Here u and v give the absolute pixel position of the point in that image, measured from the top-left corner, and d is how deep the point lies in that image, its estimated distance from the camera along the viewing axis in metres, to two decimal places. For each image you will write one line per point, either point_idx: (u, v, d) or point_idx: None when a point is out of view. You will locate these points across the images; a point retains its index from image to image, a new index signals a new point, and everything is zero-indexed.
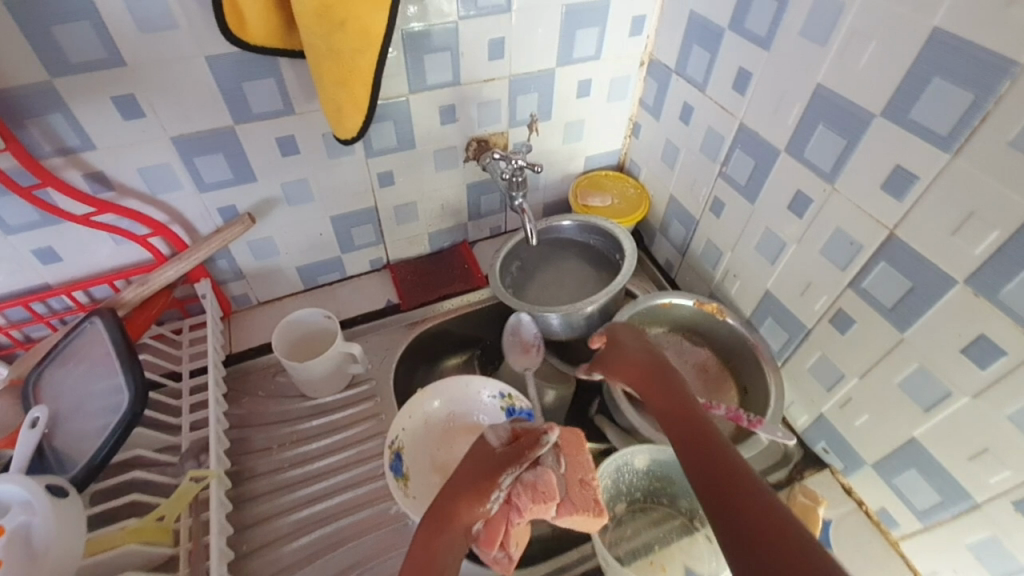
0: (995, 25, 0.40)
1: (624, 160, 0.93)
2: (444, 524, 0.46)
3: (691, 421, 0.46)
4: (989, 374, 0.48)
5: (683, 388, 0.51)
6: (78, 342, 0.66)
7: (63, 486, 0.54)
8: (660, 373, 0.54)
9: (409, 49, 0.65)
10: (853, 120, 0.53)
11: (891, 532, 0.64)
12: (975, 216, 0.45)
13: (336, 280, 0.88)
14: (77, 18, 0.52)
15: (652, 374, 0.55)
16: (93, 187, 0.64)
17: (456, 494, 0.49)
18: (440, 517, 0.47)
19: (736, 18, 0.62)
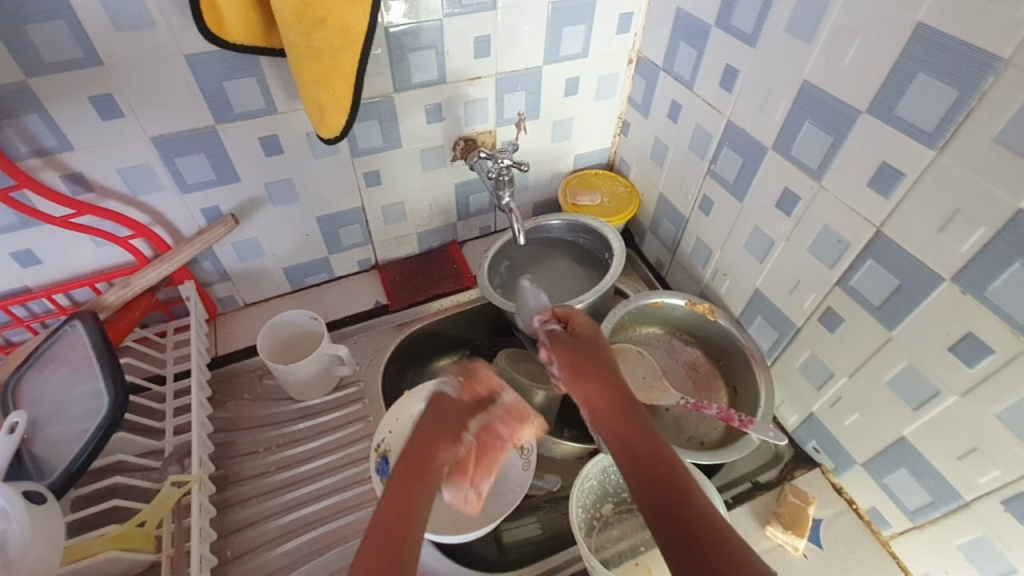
0: (978, 20, 0.40)
1: (614, 158, 0.92)
2: (419, 473, 0.46)
3: (626, 417, 0.44)
4: (977, 373, 0.48)
5: (616, 375, 0.49)
6: (58, 346, 0.65)
7: (42, 493, 0.53)
8: (590, 352, 0.51)
9: (392, 47, 0.65)
10: (839, 116, 0.52)
11: (882, 532, 0.63)
12: (962, 213, 0.45)
13: (324, 281, 0.87)
14: (51, 17, 0.51)
15: (581, 356, 0.51)
16: (72, 189, 0.63)
17: (431, 441, 0.48)
18: (414, 467, 0.46)
19: (723, 14, 0.61)
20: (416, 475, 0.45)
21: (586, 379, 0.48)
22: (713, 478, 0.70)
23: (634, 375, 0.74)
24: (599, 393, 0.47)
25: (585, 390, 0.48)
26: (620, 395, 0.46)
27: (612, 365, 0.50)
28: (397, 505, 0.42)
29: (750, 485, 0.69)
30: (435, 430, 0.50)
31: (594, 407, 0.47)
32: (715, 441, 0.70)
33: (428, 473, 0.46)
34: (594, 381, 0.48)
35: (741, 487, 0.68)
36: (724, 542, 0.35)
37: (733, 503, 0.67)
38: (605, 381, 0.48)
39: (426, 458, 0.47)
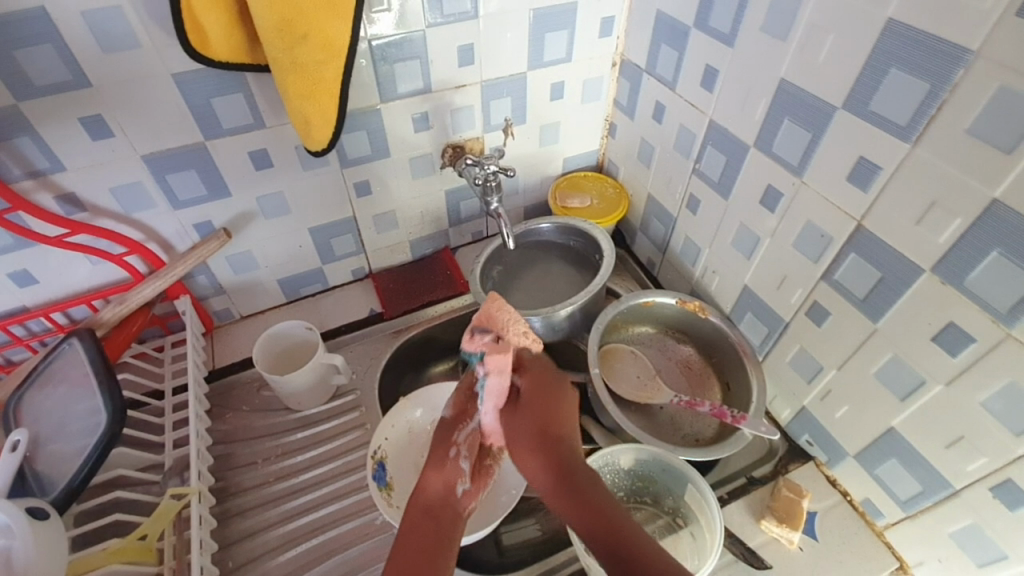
0: (945, 16, 0.41)
1: (602, 160, 0.93)
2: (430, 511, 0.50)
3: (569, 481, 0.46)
4: (961, 361, 0.48)
5: (559, 442, 0.48)
6: (57, 364, 0.66)
7: (45, 508, 0.54)
8: (534, 420, 0.49)
9: (377, 58, 0.65)
10: (816, 113, 0.53)
11: (876, 522, 0.64)
12: (938, 204, 0.45)
13: (319, 291, 0.88)
14: (38, 41, 0.52)
15: (530, 427, 0.49)
16: (66, 209, 0.64)
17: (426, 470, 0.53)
18: (422, 517, 0.49)
19: (701, 16, 0.62)
20: (428, 514, 0.49)
21: (533, 455, 0.48)
22: (708, 475, 0.70)
23: (628, 374, 0.76)
24: (547, 471, 0.46)
25: (536, 469, 0.47)
26: (563, 461, 0.46)
27: (557, 426, 0.49)
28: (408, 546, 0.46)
29: (744, 480, 0.69)
30: (435, 459, 0.53)
31: (545, 483, 0.47)
32: (710, 438, 0.70)
33: (442, 510, 0.50)
34: (537, 455, 0.48)
35: (735, 482, 0.69)
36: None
37: (729, 499, 0.67)
38: (553, 457, 0.47)
39: (432, 498, 0.51)
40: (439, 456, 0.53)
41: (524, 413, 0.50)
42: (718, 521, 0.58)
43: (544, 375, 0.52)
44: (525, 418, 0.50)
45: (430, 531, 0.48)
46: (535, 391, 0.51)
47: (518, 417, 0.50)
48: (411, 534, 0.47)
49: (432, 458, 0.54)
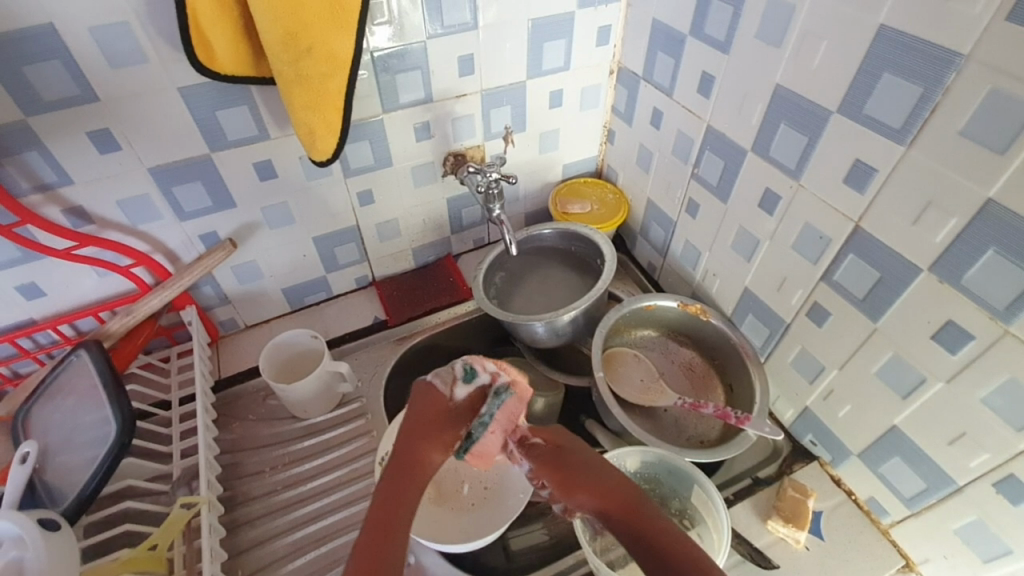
0: (935, 22, 0.42)
1: (602, 166, 0.94)
2: (410, 483, 0.49)
3: (610, 493, 0.50)
4: (960, 358, 0.49)
5: (599, 470, 0.52)
6: (65, 376, 0.67)
7: (55, 519, 0.54)
8: (573, 462, 0.54)
9: (378, 69, 0.66)
10: (812, 118, 0.54)
11: (881, 521, 0.64)
12: (934, 204, 0.46)
13: (323, 299, 0.89)
14: (48, 58, 0.53)
15: (566, 468, 0.53)
16: (73, 222, 0.64)
17: (414, 445, 0.51)
18: (402, 489, 0.48)
19: (696, 24, 0.63)
20: (407, 488, 0.48)
21: (576, 490, 0.51)
22: (715, 476, 0.71)
23: (631, 377, 0.76)
24: (590, 500, 0.50)
25: (578, 501, 0.52)
26: (606, 486, 0.51)
27: (595, 461, 0.53)
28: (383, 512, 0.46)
29: (750, 481, 0.69)
30: (426, 434, 0.52)
31: (596, 511, 0.50)
32: (714, 440, 0.71)
33: (417, 482, 0.49)
34: (579, 485, 0.51)
35: (741, 483, 0.69)
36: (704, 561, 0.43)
37: (735, 500, 0.67)
38: (594, 484, 0.51)
39: (415, 465, 0.50)
40: (441, 436, 0.52)
41: (560, 452, 0.55)
42: (725, 521, 0.59)
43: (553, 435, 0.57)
44: (558, 457, 0.54)
45: (404, 498, 0.48)
46: (564, 446, 0.55)
47: (555, 461, 0.54)
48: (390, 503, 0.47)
49: (431, 433, 0.52)
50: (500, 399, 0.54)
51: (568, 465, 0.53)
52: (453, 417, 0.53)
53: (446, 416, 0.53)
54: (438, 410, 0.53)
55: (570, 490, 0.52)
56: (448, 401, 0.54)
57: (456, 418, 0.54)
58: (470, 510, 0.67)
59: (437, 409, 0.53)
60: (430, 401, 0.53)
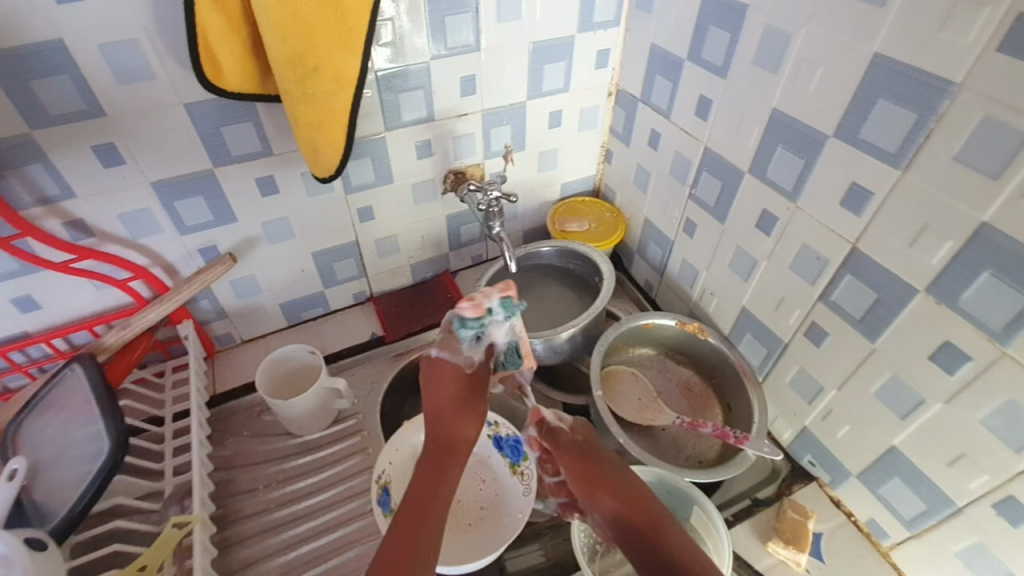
0: (929, 50, 0.43)
1: (600, 185, 0.95)
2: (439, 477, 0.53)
3: (614, 487, 0.53)
4: (958, 380, 0.49)
5: (626, 480, 0.53)
6: (59, 390, 0.66)
7: (43, 537, 0.54)
8: (598, 460, 0.55)
9: (382, 87, 0.67)
10: (809, 141, 0.55)
11: (881, 543, 0.64)
12: (930, 227, 0.47)
13: (320, 314, 0.89)
14: (56, 72, 0.53)
15: (592, 468, 0.55)
16: (73, 235, 0.64)
17: (445, 422, 0.57)
18: (435, 459, 0.54)
19: (694, 48, 0.65)
20: (439, 482, 0.53)
21: (602, 491, 0.53)
22: (714, 497, 0.70)
23: (630, 396, 0.76)
24: (610, 501, 0.52)
25: (598, 502, 0.53)
26: (630, 496, 0.52)
27: (620, 468, 0.55)
28: (420, 497, 0.51)
29: (749, 502, 0.69)
30: (455, 414, 0.57)
31: (615, 517, 0.51)
32: (713, 460, 0.70)
33: (451, 462, 0.54)
34: (600, 490, 0.53)
35: (740, 504, 0.69)
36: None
37: (735, 521, 0.67)
38: (618, 487, 0.52)
39: (448, 446, 0.55)
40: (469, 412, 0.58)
41: (574, 454, 0.57)
42: (725, 543, 0.58)
43: (584, 451, 0.57)
44: (585, 451, 0.56)
45: (437, 482, 0.53)
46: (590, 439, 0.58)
47: (583, 465, 0.55)
48: (428, 491, 0.52)
49: (458, 410, 0.57)
50: (514, 311, 0.61)
51: (588, 464, 0.55)
52: (475, 385, 0.60)
53: (470, 388, 0.59)
54: (458, 385, 0.59)
55: (594, 488, 0.53)
56: (464, 369, 0.60)
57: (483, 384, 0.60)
58: (467, 531, 0.67)
59: (460, 386, 0.59)
60: (453, 379, 0.59)
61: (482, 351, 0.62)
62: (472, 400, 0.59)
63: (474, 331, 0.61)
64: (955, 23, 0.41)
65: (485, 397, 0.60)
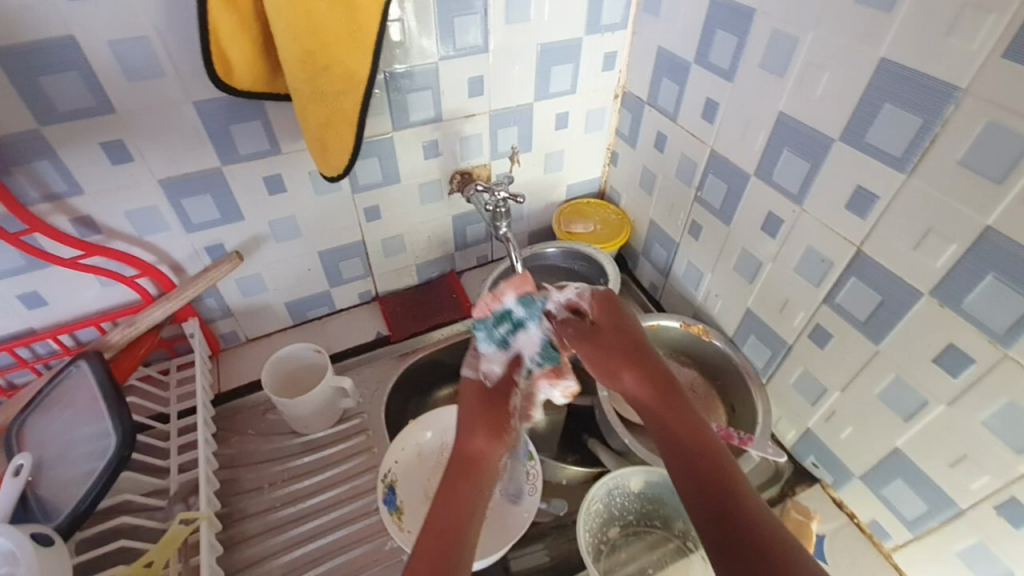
0: (935, 56, 0.44)
1: (604, 187, 0.95)
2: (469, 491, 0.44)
3: (648, 377, 0.48)
4: (962, 381, 0.50)
5: (645, 357, 0.50)
6: (65, 386, 0.66)
7: (49, 534, 0.54)
8: (622, 337, 0.52)
9: (391, 87, 0.68)
10: (815, 145, 0.55)
11: (883, 544, 0.65)
12: (935, 231, 0.48)
13: (325, 314, 0.89)
14: (67, 69, 0.53)
15: (618, 347, 0.51)
16: (80, 231, 0.64)
17: (466, 432, 0.49)
18: (457, 475, 0.45)
19: (701, 52, 0.65)
20: (466, 494, 0.44)
21: (626, 369, 0.49)
22: None
23: None
24: (636, 381, 0.48)
25: (624, 381, 0.49)
26: (650, 373, 0.48)
27: (640, 345, 0.51)
28: (443, 518, 0.41)
29: None
30: (474, 426, 0.49)
31: (640, 396, 0.48)
32: None
33: (475, 478, 0.45)
34: (629, 368, 0.49)
35: None
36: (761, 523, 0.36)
37: None
38: (647, 371, 0.48)
39: (470, 460, 0.46)
40: (491, 423, 0.50)
41: (606, 335, 0.53)
42: None
43: (615, 327, 0.53)
44: (614, 330, 0.53)
45: (461, 501, 0.43)
46: (612, 315, 0.55)
47: (597, 341, 0.53)
48: (450, 505, 0.43)
49: (478, 417, 0.50)
50: (535, 307, 0.59)
51: (616, 343, 0.52)
52: (499, 392, 0.54)
53: (493, 396, 0.53)
54: (477, 396, 0.53)
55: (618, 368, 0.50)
56: (484, 382, 0.55)
57: (506, 394, 0.54)
58: None
59: (483, 396, 0.53)
60: (472, 392, 0.54)
61: (507, 361, 0.58)
62: (495, 411, 0.51)
63: (497, 337, 0.59)
64: (961, 30, 0.42)
65: (512, 404, 0.53)
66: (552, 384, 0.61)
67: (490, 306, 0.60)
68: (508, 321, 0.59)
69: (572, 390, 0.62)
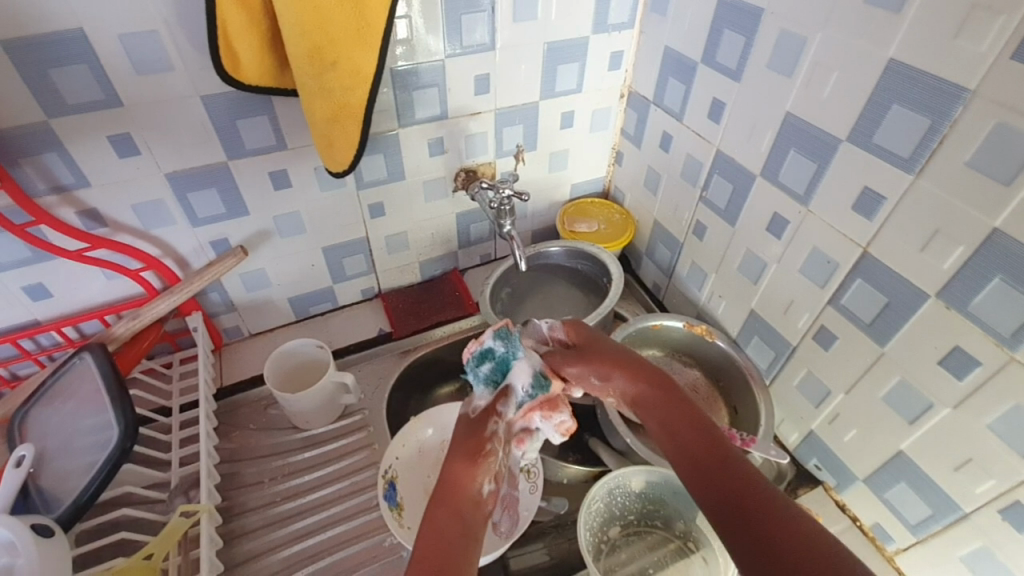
0: (944, 56, 0.43)
1: (609, 187, 0.95)
2: (451, 513, 0.38)
3: (644, 381, 0.45)
4: (967, 384, 0.49)
5: (637, 363, 0.46)
6: (67, 378, 0.66)
7: (49, 525, 0.53)
8: (609, 349, 0.50)
9: (398, 85, 0.68)
10: (822, 145, 0.55)
11: (886, 547, 0.64)
12: (941, 232, 0.47)
13: (328, 310, 0.89)
14: (76, 62, 0.54)
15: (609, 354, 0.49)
16: (87, 224, 0.65)
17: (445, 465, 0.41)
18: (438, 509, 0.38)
19: (708, 52, 0.65)
20: (449, 518, 0.38)
21: (618, 372, 0.46)
22: None
23: None
24: (630, 385, 0.45)
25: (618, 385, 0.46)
26: (646, 379, 0.45)
27: (630, 354, 0.48)
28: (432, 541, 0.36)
29: None
30: (454, 454, 0.42)
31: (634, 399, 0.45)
32: None
33: (458, 501, 0.39)
34: (620, 371, 0.46)
35: None
36: (794, 528, 0.32)
37: None
38: (638, 371, 0.46)
39: (454, 487, 0.40)
40: (470, 450, 0.42)
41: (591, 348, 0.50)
42: None
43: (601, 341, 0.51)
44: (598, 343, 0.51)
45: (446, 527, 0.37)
46: (587, 336, 0.53)
47: (583, 359, 0.50)
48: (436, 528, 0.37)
49: (455, 447, 0.43)
50: (514, 340, 0.53)
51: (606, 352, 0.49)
52: (482, 421, 0.46)
53: (473, 424, 0.46)
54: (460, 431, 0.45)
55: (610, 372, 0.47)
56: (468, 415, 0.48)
57: (487, 423, 0.46)
58: None
59: (464, 429, 0.45)
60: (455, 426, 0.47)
61: (495, 395, 0.50)
62: (475, 436, 0.44)
63: (482, 375, 0.52)
64: (969, 32, 0.41)
65: (493, 434, 0.45)
66: (546, 419, 0.49)
67: (471, 348, 0.55)
68: (491, 359, 0.53)
69: (569, 425, 0.50)
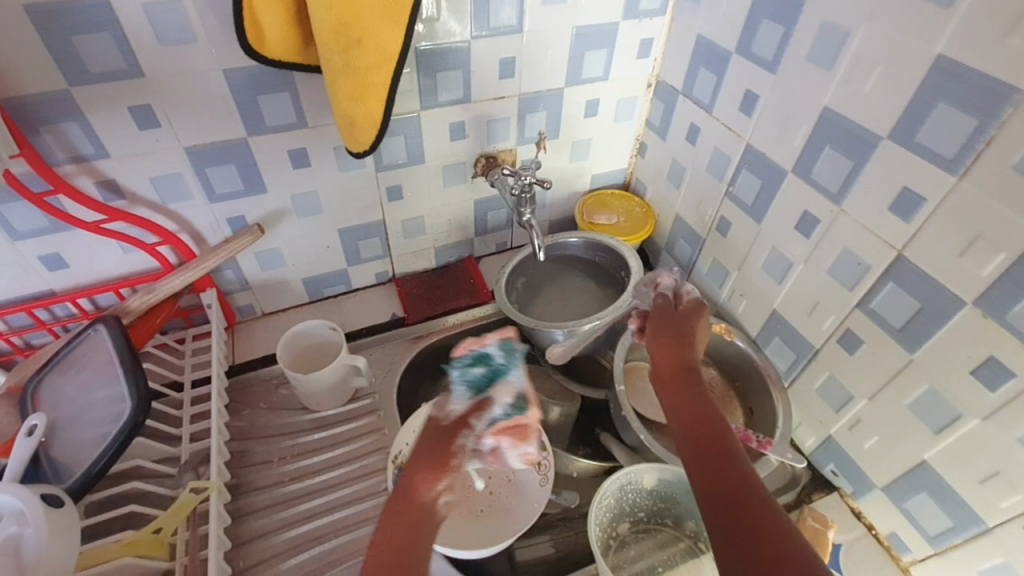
0: (997, 51, 0.41)
1: (630, 179, 0.93)
2: (405, 528, 0.40)
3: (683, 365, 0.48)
4: (1000, 397, 0.48)
5: (688, 347, 0.50)
6: (81, 349, 0.66)
7: (59, 497, 0.53)
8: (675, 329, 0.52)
9: (422, 66, 0.67)
10: (860, 142, 0.53)
11: (901, 557, 0.63)
12: (982, 238, 0.46)
13: (341, 292, 0.88)
14: (98, 29, 0.53)
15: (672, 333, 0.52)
16: (105, 195, 0.64)
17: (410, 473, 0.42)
18: (399, 515, 0.40)
19: (743, 42, 0.63)
20: (402, 534, 0.39)
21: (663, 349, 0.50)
22: None
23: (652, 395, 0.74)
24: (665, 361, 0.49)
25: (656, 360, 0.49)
26: (686, 363, 0.48)
27: (690, 343, 0.51)
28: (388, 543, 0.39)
29: None
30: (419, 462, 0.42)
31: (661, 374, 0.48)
32: None
33: (420, 514, 0.41)
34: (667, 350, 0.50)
35: None
36: (774, 524, 0.33)
37: None
38: (681, 356, 0.49)
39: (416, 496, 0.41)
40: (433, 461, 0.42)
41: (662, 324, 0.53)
42: None
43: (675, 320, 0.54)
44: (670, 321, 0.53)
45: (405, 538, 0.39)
46: (681, 313, 0.55)
47: (658, 322, 0.54)
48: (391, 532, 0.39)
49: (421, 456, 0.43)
50: (515, 356, 0.52)
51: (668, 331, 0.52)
52: (451, 430, 0.44)
53: (440, 432, 0.44)
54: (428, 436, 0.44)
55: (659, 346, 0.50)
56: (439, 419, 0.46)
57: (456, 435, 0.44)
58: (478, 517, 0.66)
59: (430, 437, 0.44)
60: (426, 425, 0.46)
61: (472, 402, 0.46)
62: (443, 446, 0.43)
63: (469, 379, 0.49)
64: None
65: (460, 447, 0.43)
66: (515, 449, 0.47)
67: (470, 346, 0.52)
68: (485, 364, 0.50)
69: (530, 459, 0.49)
